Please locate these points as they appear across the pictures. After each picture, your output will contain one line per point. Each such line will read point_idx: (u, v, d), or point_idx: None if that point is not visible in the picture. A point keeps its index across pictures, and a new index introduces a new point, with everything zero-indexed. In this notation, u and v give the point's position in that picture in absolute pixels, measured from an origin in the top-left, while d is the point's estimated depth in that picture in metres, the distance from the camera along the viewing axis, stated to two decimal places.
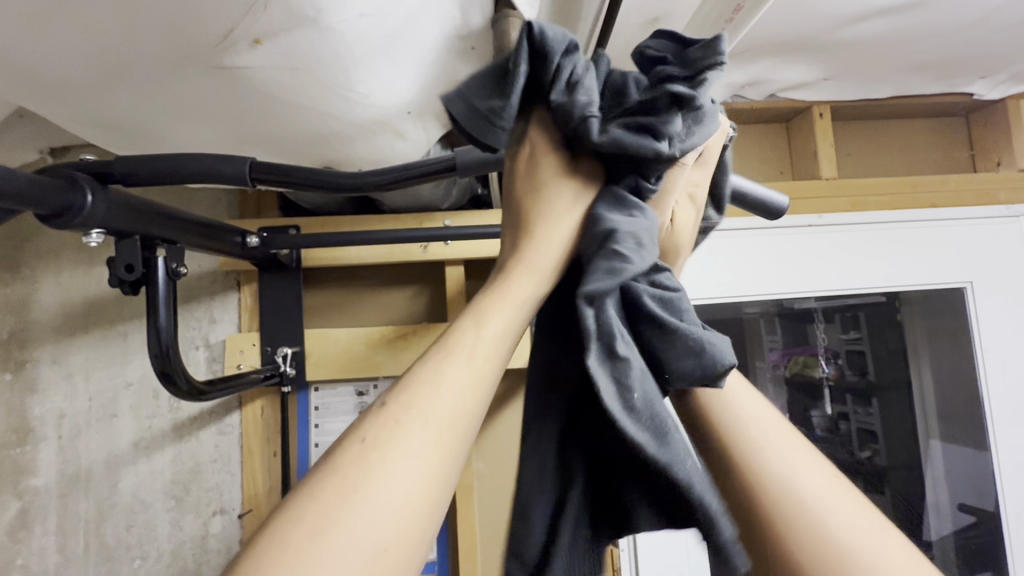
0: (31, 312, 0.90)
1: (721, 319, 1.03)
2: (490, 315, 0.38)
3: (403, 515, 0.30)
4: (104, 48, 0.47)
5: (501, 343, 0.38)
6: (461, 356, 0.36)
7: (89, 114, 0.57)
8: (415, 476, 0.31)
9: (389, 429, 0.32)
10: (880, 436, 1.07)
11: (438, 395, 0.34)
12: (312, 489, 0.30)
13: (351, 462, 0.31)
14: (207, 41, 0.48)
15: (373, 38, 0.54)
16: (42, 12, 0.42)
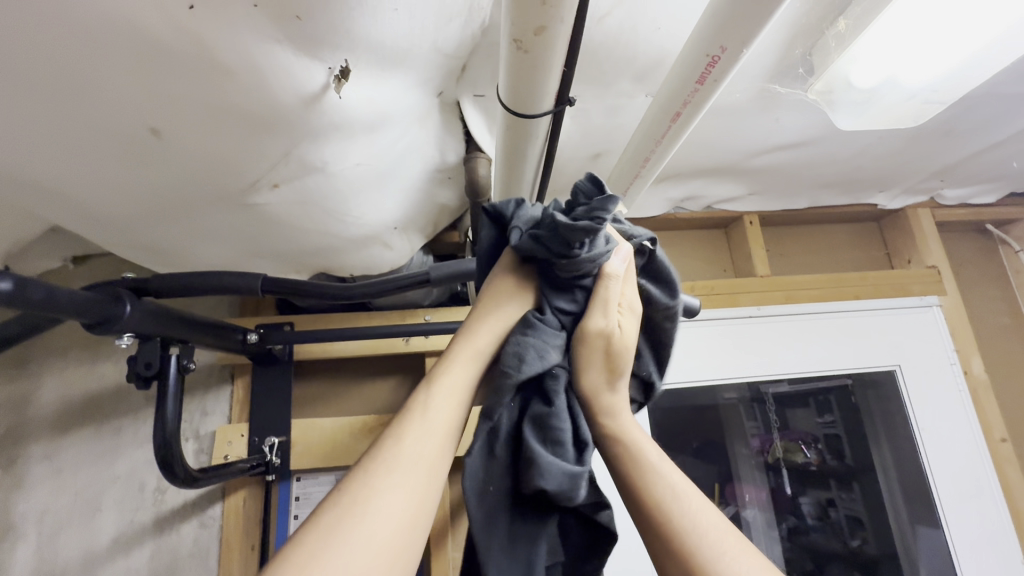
0: (32, 408, 0.96)
1: (701, 403, 1.12)
2: (455, 369, 0.48)
3: (394, 523, 0.38)
4: (152, 192, 0.57)
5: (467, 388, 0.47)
6: (440, 399, 0.45)
7: (125, 238, 0.67)
8: (406, 502, 0.39)
9: (380, 465, 0.40)
10: (867, 522, 1.12)
11: (421, 429, 0.43)
12: (320, 511, 0.37)
13: (356, 486, 0.38)
14: (239, 188, 0.59)
15: (365, 178, 0.68)
16: (111, 170, 0.53)
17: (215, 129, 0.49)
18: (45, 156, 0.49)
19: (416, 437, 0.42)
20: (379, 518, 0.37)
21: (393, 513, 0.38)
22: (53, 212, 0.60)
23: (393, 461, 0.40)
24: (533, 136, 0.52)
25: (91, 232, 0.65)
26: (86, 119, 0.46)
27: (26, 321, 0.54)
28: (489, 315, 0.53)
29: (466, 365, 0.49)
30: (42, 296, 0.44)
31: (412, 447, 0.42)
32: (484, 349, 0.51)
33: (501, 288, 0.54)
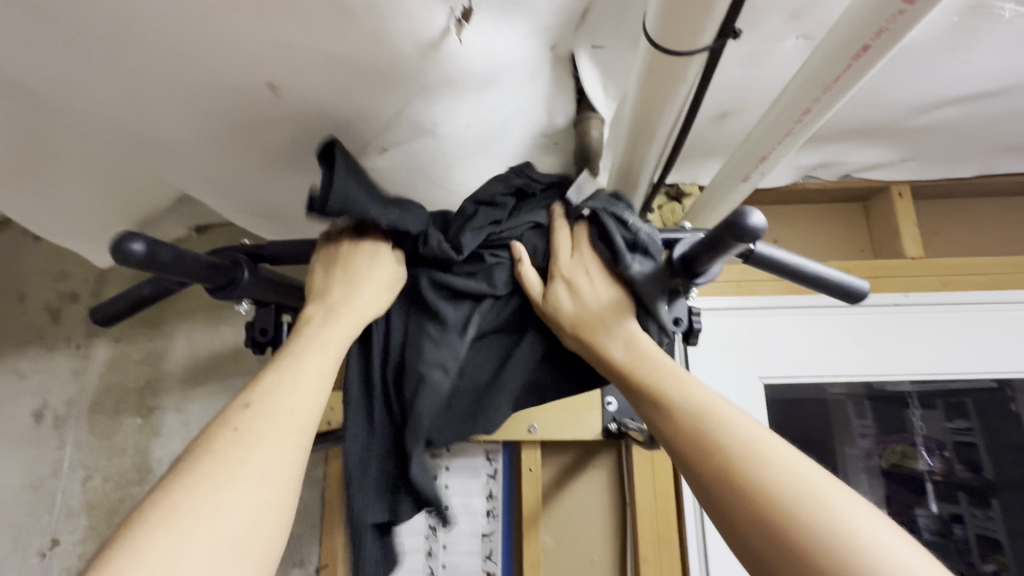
0: (164, 364, 1.05)
1: (803, 399, 0.98)
2: (279, 392, 0.46)
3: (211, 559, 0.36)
4: (273, 155, 0.57)
5: (291, 413, 0.45)
6: (251, 425, 0.43)
7: (245, 202, 0.69)
8: (233, 529, 0.38)
9: (172, 491, 0.38)
10: (1006, 546, 0.94)
11: (216, 465, 0.40)
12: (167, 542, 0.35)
13: (182, 526, 0.36)
14: (350, 152, 0.57)
15: (472, 141, 0.64)
16: (236, 130, 0.53)
17: (330, 88, 0.47)
18: (182, 116, 0.51)
19: (228, 460, 0.40)
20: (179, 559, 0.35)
21: (218, 536, 0.37)
22: (186, 172, 0.63)
23: (195, 483, 0.39)
24: (683, 82, 0.45)
25: (218, 195, 0.68)
26: (211, 77, 0.45)
27: (158, 283, 0.55)
28: (333, 318, 0.53)
29: (295, 391, 0.47)
30: (171, 260, 0.44)
31: (245, 472, 0.40)
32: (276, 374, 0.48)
33: (363, 280, 0.55)
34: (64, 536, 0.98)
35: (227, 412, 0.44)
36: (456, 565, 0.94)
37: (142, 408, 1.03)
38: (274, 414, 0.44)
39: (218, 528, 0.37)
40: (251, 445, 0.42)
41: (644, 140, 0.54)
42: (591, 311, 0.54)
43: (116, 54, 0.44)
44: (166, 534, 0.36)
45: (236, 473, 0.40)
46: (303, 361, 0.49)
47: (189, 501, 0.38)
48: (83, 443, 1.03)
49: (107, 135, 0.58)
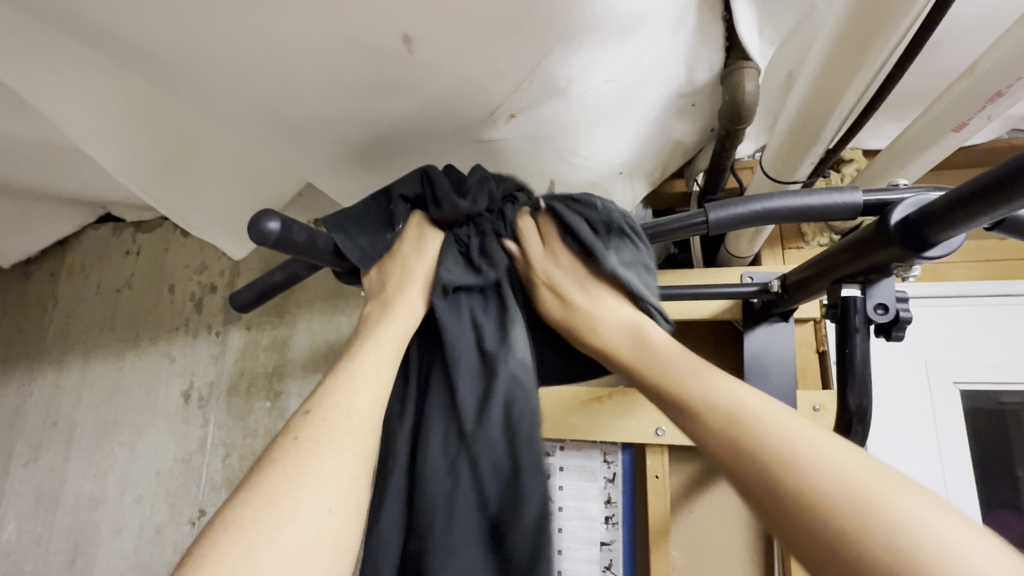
0: (289, 350, 1.10)
1: (972, 411, 0.79)
2: (339, 399, 0.46)
3: (284, 563, 0.37)
4: (401, 120, 0.56)
5: (357, 417, 0.45)
6: (311, 432, 0.44)
7: (368, 185, 0.68)
8: (304, 541, 0.38)
9: (242, 502, 0.39)
10: None
11: (285, 476, 0.41)
12: (235, 544, 0.36)
13: (254, 531, 0.37)
14: (477, 119, 0.55)
15: (607, 103, 0.56)
16: (370, 95, 0.53)
17: (467, 32, 0.44)
18: (318, 82, 0.52)
19: (294, 472, 0.41)
20: (255, 561, 0.36)
21: (286, 549, 0.37)
22: (316, 154, 0.64)
23: (264, 492, 0.40)
24: None
25: (342, 181, 0.68)
26: (345, 27, 0.45)
27: (288, 267, 0.55)
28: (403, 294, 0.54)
29: (357, 395, 0.47)
30: (299, 236, 0.42)
31: (307, 484, 0.40)
32: (334, 381, 0.48)
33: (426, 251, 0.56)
34: (208, 508, 1.07)
35: (290, 421, 0.45)
36: (574, 572, 0.87)
37: (271, 392, 1.09)
38: (335, 419, 0.45)
39: (283, 542, 0.37)
40: (310, 453, 0.42)
41: (841, 73, 0.47)
42: (592, 317, 0.54)
43: (267, 11, 0.44)
44: (229, 551, 0.36)
45: (298, 484, 0.40)
46: (363, 363, 0.49)
47: (261, 515, 0.38)
48: (223, 422, 1.11)
49: (250, 116, 0.60)
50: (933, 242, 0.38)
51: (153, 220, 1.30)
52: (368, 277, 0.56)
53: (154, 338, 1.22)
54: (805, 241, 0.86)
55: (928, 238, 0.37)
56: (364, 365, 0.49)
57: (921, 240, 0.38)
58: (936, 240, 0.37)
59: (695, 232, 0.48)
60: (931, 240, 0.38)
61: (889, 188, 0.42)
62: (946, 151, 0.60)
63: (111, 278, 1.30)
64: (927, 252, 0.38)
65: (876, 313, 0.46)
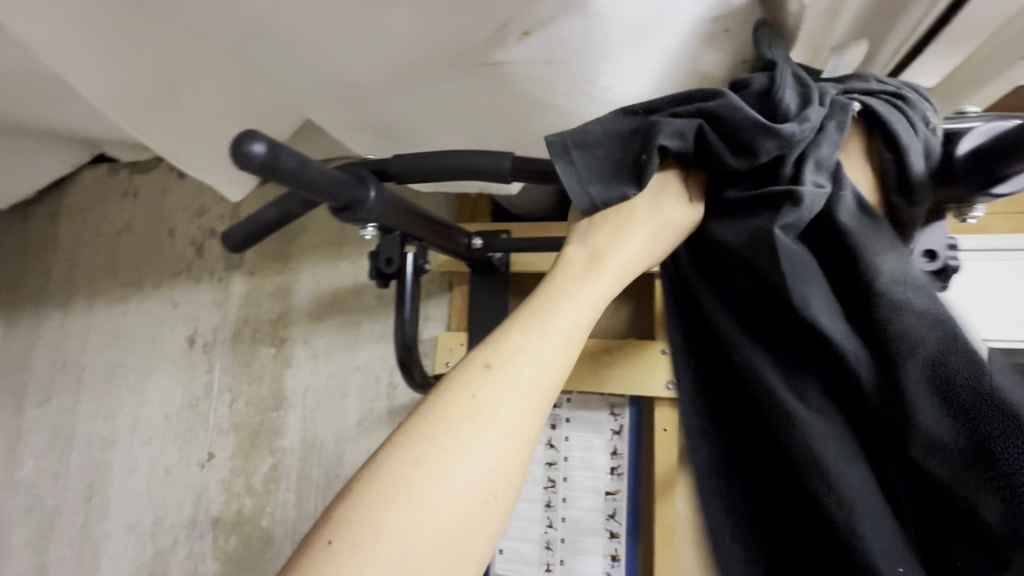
0: (293, 297, 1.07)
1: None
2: (517, 353, 0.38)
3: (438, 533, 0.33)
4: (401, 38, 0.51)
5: (538, 380, 0.38)
6: (484, 393, 0.37)
7: (369, 116, 0.64)
8: (455, 507, 0.33)
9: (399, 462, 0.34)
10: None
11: (441, 436, 0.35)
12: (368, 502, 0.33)
13: (397, 491, 0.33)
14: (485, 36, 0.50)
15: (632, 23, 0.50)
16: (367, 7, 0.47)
17: None
18: None
19: (455, 442, 0.35)
20: (412, 522, 0.32)
21: (435, 516, 0.33)
22: (312, 79, 0.59)
23: (424, 455, 0.34)
24: None
25: (342, 112, 0.64)
26: None
27: (282, 204, 0.51)
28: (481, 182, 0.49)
29: (532, 339, 0.39)
30: (288, 165, 0.37)
31: (476, 444, 0.35)
32: (522, 339, 0.39)
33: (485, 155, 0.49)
34: (218, 451, 1.08)
35: (466, 368, 0.38)
36: (577, 520, 0.89)
37: (275, 339, 1.08)
38: (510, 375, 0.38)
39: (434, 509, 0.33)
40: (483, 403, 0.36)
41: None
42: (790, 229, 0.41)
43: None
44: (386, 514, 0.32)
45: (464, 447, 0.35)
46: (556, 315, 0.40)
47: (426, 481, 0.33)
48: (229, 368, 1.11)
49: (237, 35, 0.55)
50: (1003, 175, 0.33)
51: (150, 159, 1.25)
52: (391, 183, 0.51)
53: (157, 283, 1.20)
54: None
55: (998, 168, 0.33)
56: (557, 316, 0.41)
57: (989, 172, 0.33)
58: (1006, 173, 0.33)
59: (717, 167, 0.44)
60: (1002, 173, 0.33)
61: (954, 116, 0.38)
62: (1010, 84, 0.53)
63: (110, 221, 1.27)
64: (990, 187, 0.34)
65: (922, 261, 0.42)
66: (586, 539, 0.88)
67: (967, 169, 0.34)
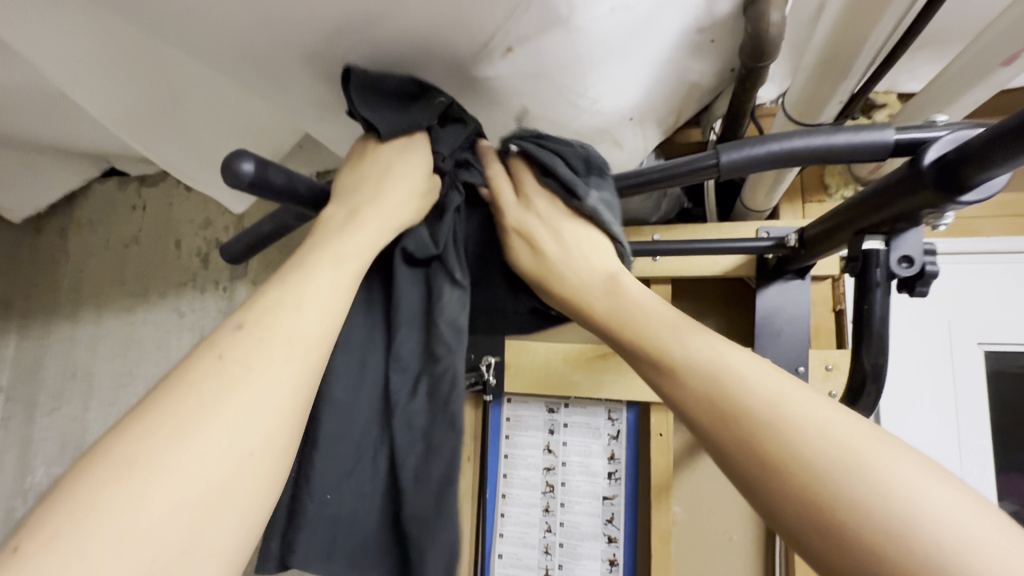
0: None
1: (994, 373, 0.76)
2: (308, 306, 0.39)
3: (176, 520, 0.29)
4: (389, 57, 0.53)
5: (318, 337, 0.39)
6: (201, 377, 0.34)
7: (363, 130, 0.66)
8: (206, 483, 0.31)
9: (126, 439, 0.31)
10: None
11: (193, 410, 0.32)
12: (102, 475, 0.29)
13: (130, 467, 0.30)
14: (470, 53, 0.51)
15: (614, 37, 0.51)
16: (355, 28, 0.49)
17: None
18: (298, 13, 0.48)
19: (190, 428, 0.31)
20: (141, 510, 0.29)
21: (186, 492, 0.30)
22: (306, 95, 0.61)
23: (159, 428, 0.31)
24: None
25: (337, 125, 0.66)
26: None
27: (277, 217, 0.53)
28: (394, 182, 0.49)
29: (310, 311, 0.39)
30: (278, 181, 0.39)
31: (229, 404, 0.33)
32: (281, 314, 0.38)
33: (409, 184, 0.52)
34: None
35: (216, 334, 0.37)
36: (575, 525, 0.89)
37: None
38: (271, 340, 0.36)
39: (185, 485, 0.30)
40: (233, 378, 0.34)
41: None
42: (552, 263, 0.51)
43: None
44: (108, 495, 0.28)
45: (212, 415, 0.33)
46: (315, 273, 0.41)
47: (166, 455, 0.30)
48: None
49: (232, 54, 0.57)
50: (970, 184, 0.34)
51: (156, 173, 1.28)
52: None
53: (163, 293, 1.23)
54: (828, 194, 0.81)
55: (965, 178, 0.33)
56: (318, 273, 0.41)
57: (956, 182, 0.34)
58: (972, 183, 0.33)
59: (701, 178, 0.43)
60: (970, 182, 0.33)
61: (927, 124, 0.38)
62: (992, 90, 0.54)
63: (119, 233, 1.30)
64: (961, 197, 0.34)
65: (900, 267, 0.43)
66: (584, 543, 0.89)
67: (937, 180, 0.35)
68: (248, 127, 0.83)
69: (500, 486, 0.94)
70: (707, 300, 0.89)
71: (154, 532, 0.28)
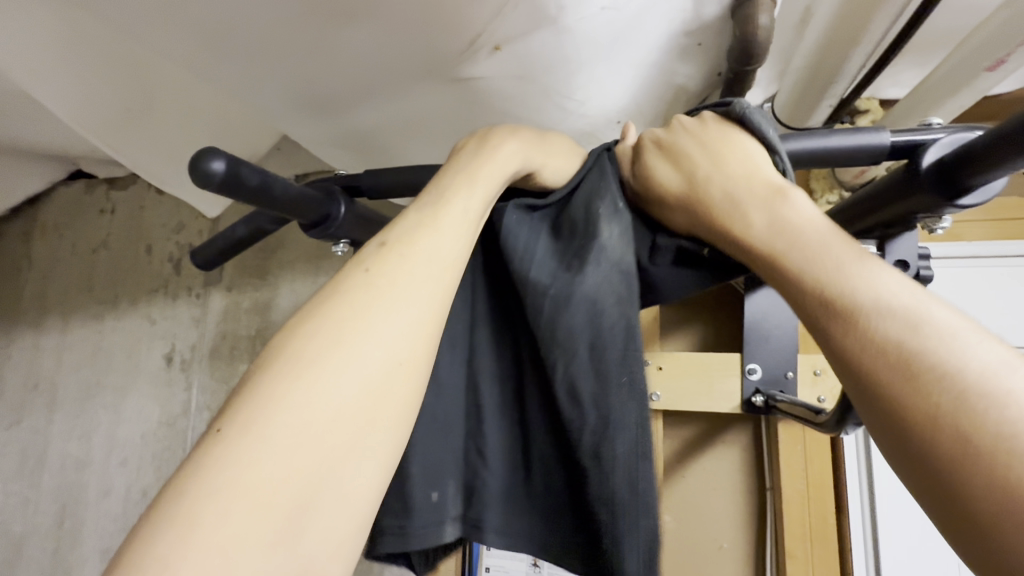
0: (271, 314, 1.06)
1: None
2: (418, 237, 0.33)
3: (291, 469, 0.24)
4: (371, 55, 0.51)
5: (440, 278, 0.32)
6: (345, 297, 0.29)
7: (342, 131, 0.64)
8: (327, 425, 0.25)
9: (255, 391, 0.25)
10: None
11: (311, 338, 0.27)
12: (231, 406, 0.25)
13: (256, 398, 0.25)
14: (456, 51, 0.50)
15: (603, 39, 0.50)
16: (333, 24, 0.47)
17: None
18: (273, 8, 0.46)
19: (328, 357, 0.27)
20: (258, 449, 0.23)
21: (307, 435, 0.24)
22: (283, 94, 0.58)
23: (287, 363, 0.26)
24: None
25: (316, 125, 0.63)
26: None
27: (251, 221, 0.50)
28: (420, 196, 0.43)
29: (437, 239, 0.33)
30: (252, 181, 0.37)
31: (348, 346, 0.27)
32: (421, 247, 0.33)
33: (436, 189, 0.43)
34: None
35: (359, 254, 0.32)
36: None
37: (254, 355, 1.06)
38: (401, 264, 0.31)
39: (310, 423, 0.25)
40: (372, 297, 0.29)
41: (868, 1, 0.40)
42: (713, 200, 0.36)
43: None
44: (238, 433, 0.24)
45: (340, 350, 0.27)
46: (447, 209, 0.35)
47: (293, 397, 0.25)
48: (206, 386, 1.08)
49: (203, 50, 0.54)
50: (966, 188, 0.33)
51: (127, 176, 1.23)
52: (364, 199, 0.50)
53: (133, 300, 1.18)
54: (813, 199, 0.81)
55: (961, 181, 0.33)
56: (450, 207, 0.35)
57: (953, 185, 0.33)
58: (968, 187, 0.33)
59: None
60: (966, 187, 0.33)
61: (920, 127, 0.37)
62: (975, 96, 0.54)
63: (86, 238, 1.25)
64: (956, 201, 0.34)
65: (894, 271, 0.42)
66: None
67: (934, 183, 0.34)
68: (223, 128, 0.80)
69: None
70: (695, 305, 0.88)
71: (263, 482, 0.23)
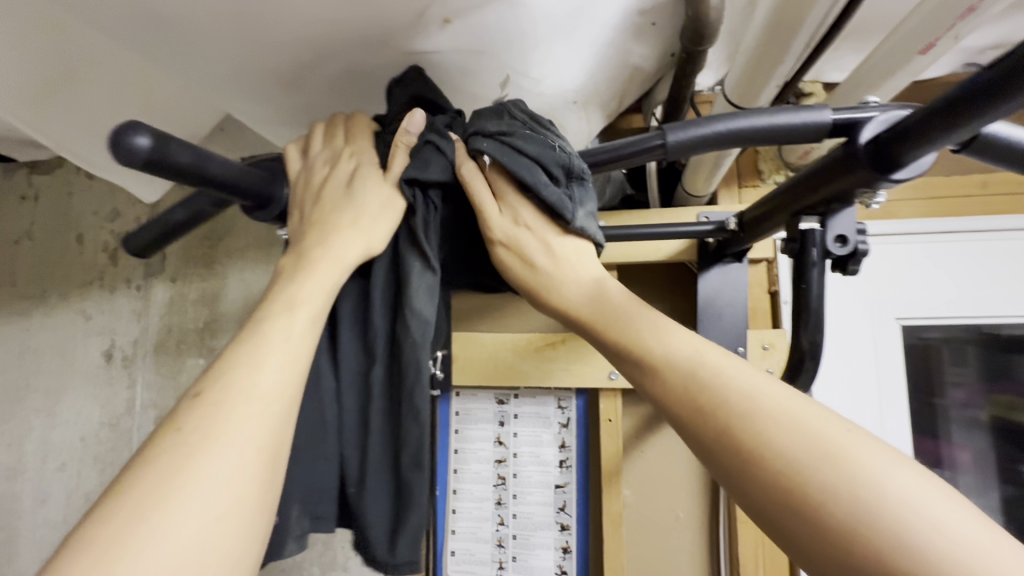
0: (219, 305, 1.01)
1: (907, 346, 0.83)
2: (260, 365, 0.37)
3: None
4: (316, 27, 0.48)
5: (274, 394, 0.37)
6: (176, 435, 0.34)
7: (287, 110, 0.61)
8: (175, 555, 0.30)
9: (118, 508, 0.30)
10: None
11: (163, 478, 0.32)
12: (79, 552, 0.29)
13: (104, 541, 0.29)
14: (405, 24, 0.48)
15: (556, 17, 0.49)
16: None
17: None
18: None
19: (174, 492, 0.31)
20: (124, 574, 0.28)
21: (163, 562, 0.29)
22: (221, 70, 0.55)
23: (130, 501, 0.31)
24: None
25: (259, 103, 0.60)
26: None
27: (188, 204, 0.47)
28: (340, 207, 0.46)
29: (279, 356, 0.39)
30: (185, 161, 0.35)
31: (193, 475, 0.32)
32: (252, 375, 0.37)
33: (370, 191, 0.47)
34: None
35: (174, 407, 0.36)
36: (528, 515, 0.89)
37: (201, 349, 1.01)
38: (239, 392, 0.36)
39: (153, 554, 0.29)
40: (196, 442, 0.33)
41: None
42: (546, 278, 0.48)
43: None
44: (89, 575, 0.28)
45: (180, 487, 0.31)
46: (275, 327, 0.40)
47: (139, 546, 0.29)
48: (151, 383, 1.02)
49: (127, 19, 0.50)
50: (903, 163, 0.34)
51: (51, 159, 1.13)
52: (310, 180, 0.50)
53: (63, 295, 1.09)
54: (762, 180, 0.84)
55: (898, 157, 0.34)
56: (276, 327, 0.40)
57: (892, 160, 0.35)
58: (904, 162, 0.34)
59: (647, 159, 0.42)
60: (903, 161, 0.34)
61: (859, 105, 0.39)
62: (909, 78, 0.57)
63: (7, 229, 1.15)
64: (894, 175, 0.35)
65: (835, 246, 0.44)
66: (538, 533, 0.88)
67: (875, 157, 0.35)
68: (157, 107, 0.75)
69: (451, 481, 0.92)
70: (651, 285, 0.90)
71: None
